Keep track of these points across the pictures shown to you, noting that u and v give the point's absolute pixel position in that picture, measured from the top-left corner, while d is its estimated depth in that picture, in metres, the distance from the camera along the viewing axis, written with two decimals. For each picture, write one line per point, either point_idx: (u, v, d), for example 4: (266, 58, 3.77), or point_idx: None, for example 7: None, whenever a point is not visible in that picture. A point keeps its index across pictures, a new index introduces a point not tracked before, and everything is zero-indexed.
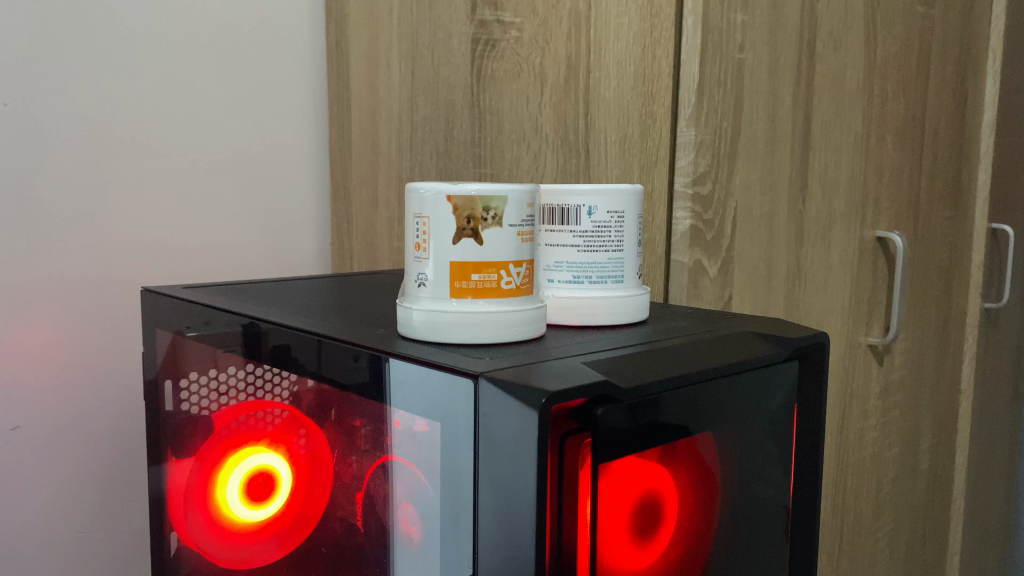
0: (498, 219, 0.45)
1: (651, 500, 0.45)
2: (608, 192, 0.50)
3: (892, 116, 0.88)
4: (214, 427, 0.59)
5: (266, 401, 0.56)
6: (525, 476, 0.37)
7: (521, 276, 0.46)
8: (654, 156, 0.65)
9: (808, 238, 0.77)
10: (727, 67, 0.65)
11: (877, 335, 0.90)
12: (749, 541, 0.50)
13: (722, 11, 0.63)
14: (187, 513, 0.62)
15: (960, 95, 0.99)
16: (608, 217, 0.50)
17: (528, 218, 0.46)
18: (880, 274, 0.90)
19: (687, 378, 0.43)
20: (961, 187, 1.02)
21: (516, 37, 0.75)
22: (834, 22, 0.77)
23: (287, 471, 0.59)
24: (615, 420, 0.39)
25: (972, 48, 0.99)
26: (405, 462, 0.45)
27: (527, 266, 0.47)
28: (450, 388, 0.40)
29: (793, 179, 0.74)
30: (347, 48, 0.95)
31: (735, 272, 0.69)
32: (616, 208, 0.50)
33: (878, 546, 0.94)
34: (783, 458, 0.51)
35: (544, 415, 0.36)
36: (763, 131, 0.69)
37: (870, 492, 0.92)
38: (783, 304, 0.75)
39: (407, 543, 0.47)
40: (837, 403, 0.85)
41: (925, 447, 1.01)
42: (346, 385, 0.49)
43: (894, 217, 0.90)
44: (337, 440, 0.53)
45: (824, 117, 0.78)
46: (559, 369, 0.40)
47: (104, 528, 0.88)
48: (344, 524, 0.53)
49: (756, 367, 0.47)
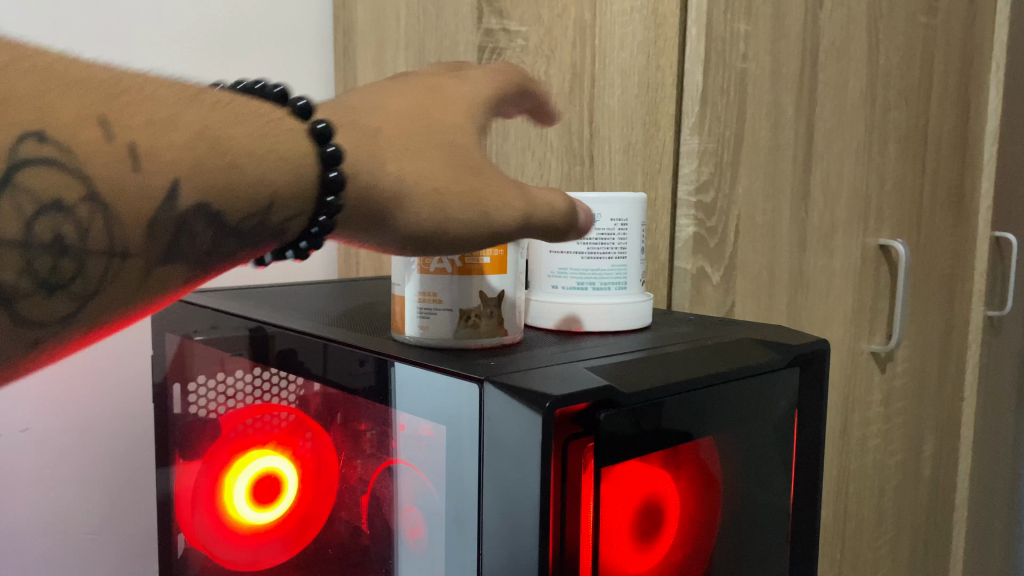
0: (463, 317, 0.48)
1: (652, 505, 0.46)
2: (613, 200, 0.51)
3: (894, 125, 0.89)
4: (221, 430, 0.60)
5: (272, 404, 0.58)
6: (529, 480, 0.37)
7: (445, 264, 0.47)
8: (657, 163, 0.66)
9: (810, 244, 0.78)
10: (730, 77, 0.66)
11: (880, 342, 0.91)
12: (754, 547, 0.50)
13: (725, 21, 0.64)
14: (194, 514, 0.62)
15: (963, 104, 0.99)
16: (612, 224, 0.51)
17: (426, 308, 0.48)
18: (882, 281, 0.90)
19: (689, 384, 0.44)
20: (964, 196, 1.02)
21: (522, 46, 0.74)
22: (837, 31, 0.77)
23: (293, 474, 0.60)
24: (617, 424, 0.40)
25: (974, 59, 1.00)
26: (410, 466, 0.46)
27: (429, 273, 0.48)
28: (457, 392, 0.41)
29: (796, 186, 0.75)
30: (354, 56, 0.95)
31: (738, 278, 0.69)
32: (620, 217, 0.51)
33: (880, 553, 0.94)
34: (784, 465, 0.51)
35: (548, 418, 0.37)
36: (765, 139, 0.70)
37: (872, 498, 0.92)
38: (786, 312, 0.76)
39: (412, 547, 0.47)
40: (839, 410, 0.86)
41: (928, 455, 1.01)
42: (353, 390, 0.49)
43: (896, 225, 0.91)
44: (342, 444, 0.55)
45: (826, 126, 0.78)
46: (562, 374, 0.41)
47: (113, 531, 0.87)
48: (350, 526, 0.55)
49: (756, 373, 0.48)
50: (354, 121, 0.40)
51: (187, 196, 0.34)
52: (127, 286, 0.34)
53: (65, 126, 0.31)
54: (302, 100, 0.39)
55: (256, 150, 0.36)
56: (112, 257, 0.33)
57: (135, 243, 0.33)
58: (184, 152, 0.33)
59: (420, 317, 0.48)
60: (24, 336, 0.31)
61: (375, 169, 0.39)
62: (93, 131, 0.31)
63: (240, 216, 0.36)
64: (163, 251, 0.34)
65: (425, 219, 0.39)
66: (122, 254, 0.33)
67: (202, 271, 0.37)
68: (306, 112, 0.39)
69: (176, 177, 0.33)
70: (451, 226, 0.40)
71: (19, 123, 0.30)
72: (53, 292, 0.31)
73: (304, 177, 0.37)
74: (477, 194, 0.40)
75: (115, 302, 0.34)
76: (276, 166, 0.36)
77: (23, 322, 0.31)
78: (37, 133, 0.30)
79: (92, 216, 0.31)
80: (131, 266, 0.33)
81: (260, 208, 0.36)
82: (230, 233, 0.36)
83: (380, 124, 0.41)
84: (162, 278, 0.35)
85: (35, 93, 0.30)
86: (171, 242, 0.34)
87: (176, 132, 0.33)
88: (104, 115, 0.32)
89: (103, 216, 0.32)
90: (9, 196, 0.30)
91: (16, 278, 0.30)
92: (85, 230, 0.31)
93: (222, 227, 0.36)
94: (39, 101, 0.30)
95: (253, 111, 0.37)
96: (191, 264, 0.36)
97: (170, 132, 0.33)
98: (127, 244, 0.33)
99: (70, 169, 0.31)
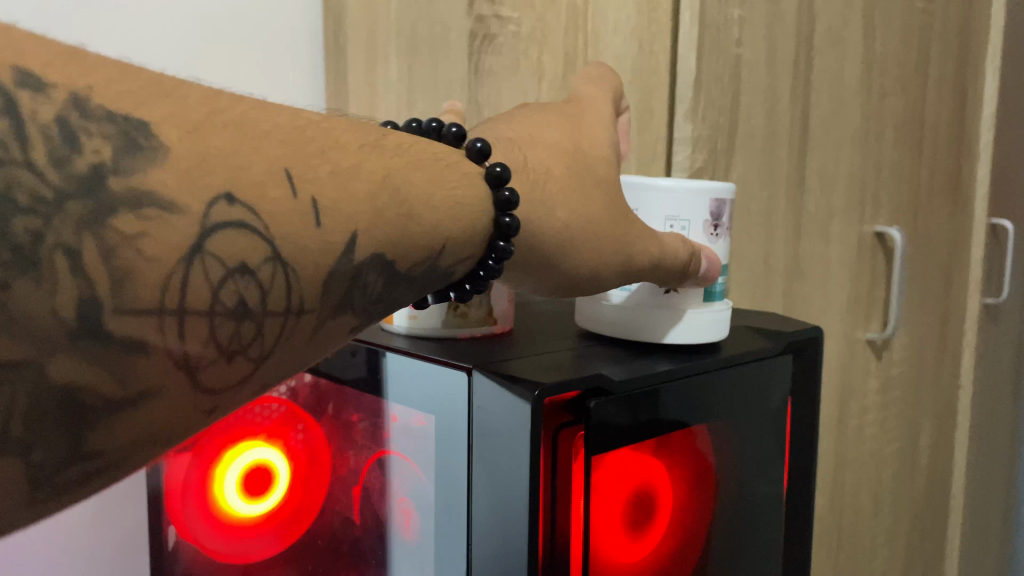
0: (452, 306, 0.47)
1: (643, 494, 0.46)
2: (669, 193, 0.47)
3: (891, 111, 0.88)
4: (211, 423, 0.59)
5: (264, 395, 0.57)
6: (520, 470, 0.36)
7: None
8: (651, 151, 0.65)
9: (807, 233, 0.77)
10: (725, 63, 0.65)
11: (876, 330, 0.90)
12: (748, 537, 0.50)
13: (720, 6, 0.63)
14: (183, 509, 0.60)
15: (960, 90, 0.99)
16: (665, 223, 0.47)
17: None
18: (879, 270, 0.90)
19: (682, 372, 0.43)
20: (961, 183, 1.02)
21: (514, 32, 0.74)
22: (832, 18, 0.77)
23: (285, 466, 0.60)
24: (609, 413, 0.39)
25: (972, 44, 0.99)
26: (403, 457, 0.46)
27: None
28: (446, 381, 0.41)
29: (792, 174, 0.74)
30: (344, 44, 0.94)
31: (733, 267, 0.69)
32: (673, 215, 0.47)
33: (877, 542, 0.94)
34: (780, 454, 0.51)
35: (537, 406, 0.36)
36: (762, 127, 0.69)
37: (869, 487, 0.92)
38: (782, 300, 0.75)
39: (403, 537, 0.47)
40: (835, 400, 0.85)
41: (924, 444, 1.01)
42: (343, 380, 0.49)
43: (892, 213, 0.91)
44: (334, 434, 0.54)
45: (822, 113, 0.78)
46: (552, 364, 0.41)
47: (101, 525, 0.85)
48: (342, 518, 0.55)
49: (750, 360, 0.48)
50: (524, 164, 0.40)
51: (362, 249, 0.31)
52: (297, 347, 0.30)
53: (253, 183, 0.28)
54: (479, 143, 0.38)
55: (435, 200, 0.35)
56: (289, 318, 0.29)
57: (310, 301, 0.29)
58: (362, 204, 0.31)
59: (410, 306, 0.47)
60: (202, 415, 0.26)
61: (543, 212, 0.39)
62: (281, 186, 0.28)
63: (411, 265, 0.34)
64: (334, 306, 0.31)
65: (581, 269, 0.40)
66: (298, 313, 0.29)
67: (363, 327, 0.33)
68: (483, 155, 0.38)
69: (356, 230, 0.31)
70: (601, 272, 0.41)
71: (208, 183, 0.26)
72: (233, 359, 0.27)
73: (478, 226, 0.37)
74: (624, 238, 0.42)
75: (284, 367, 0.29)
76: (450, 214, 0.35)
77: (204, 398, 0.26)
78: (225, 192, 0.27)
79: (274, 277, 0.28)
80: (304, 325, 0.30)
81: (431, 253, 0.35)
82: (399, 282, 0.33)
83: (548, 163, 0.41)
84: (332, 334, 0.31)
85: (223, 148, 0.27)
86: (341, 296, 0.31)
87: (360, 183, 0.31)
88: (288, 168, 0.29)
89: (284, 277, 0.28)
90: (198, 260, 0.26)
91: (202, 349, 0.26)
92: (266, 291, 0.28)
93: (390, 276, 0.33)
94: (226, 157, 0.27)
95: (433, 154, 0.37)
96: (356, 318, 0.32)
97: (352, 183, 0.31)
98: (303, 301, 0.29)
99: (257, 229, 0.27)
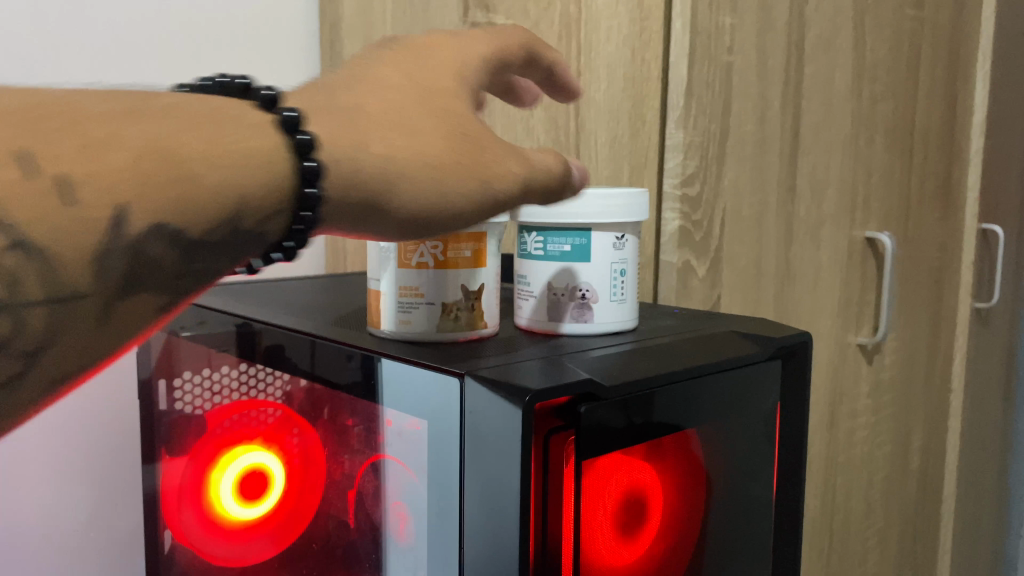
0: (445, 310, 0.48)
1: (634, 497, 0.46)
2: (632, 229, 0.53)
3: (882, 117, 0.89)
4: (207, 426, 0.60)
5: (259, 400, 0.57)
6: (510, 474, 0.37)
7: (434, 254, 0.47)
8: (643, 157, 0.66)
9: (797, 237, 0.78)
10: (715, 70, 0.65)
11: (867, 335, 0.91)
12: (739, 538, 0.50)
13: (710, 14, 0.64)
14: (180, 510, 0.62)
15: (950, 97, 1.00)
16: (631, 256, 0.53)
17: (405, 304, 0.48)
18: (869, 275, 0.90)
19: (673, 377, 0.44)
20: (952, 188, 1.03)
21: None
22: (822, 24, 0.77)
23: (280, 470, 0.60)
24: (599, 416, 0.40)
25: (961, 53, 1.00)
26: (396, 460, 0.46)
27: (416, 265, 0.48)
28: (439, 386, 0.41)
29: (782, 179, 0.75)
30: (341, 50, 0.94)
31: (724, 271, 0.70)
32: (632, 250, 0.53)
33: (868, 545, 0.95)
34: (770, 455, 0.51)
35: (528, 412, 0.37)
36: (752, 133, 0.70)
37: (860, 490, 0.92)
38: (772, 304, 0.76)
39: (398, 540, 0.47)
40: (826, 403, 0.86)
41: (915, 447, 1.02)
42: (339, 384, 0.49)
43: (883, 218, 0.91)
44: (329, 438, 0.54)
45: (813, 118, 0.78)
46: (544, 369, 0.41)
47: (101, 527, 0.82)
48: (337, 521, 0.55)
49: (740, 365, 0.48)
50: (335, 103, 0.36)
51: (138, 219, 0.29)
52: (89, 329, 0.29)
53: None
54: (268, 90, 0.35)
55: (216, 151, 0.31)
56: (56, 305, 0.28)
57: (83, 283, 0.29)
58: (125, 170, 0.29)
59: (402, 312, 0.48)
60: None
61: (360, 151, 0.35)
62: (11, 167, 0.27)
63: (203, 229, 0.31)
64: (119, 286, 0.30)
65: (422, 202, 0.37)
66: (72, 299, 0.29)
67: (173, 303, 0.32)
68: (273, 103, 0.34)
69: (119, 204, 0.29)
70: (447, 207, 0.37)
71: None
72: None
73: (277, 175, 0.33)
74: (476, 163, 0.38)
75: (83, 352, 0.30)
76: (240, 166, 0.32)
77: None
78: None
79: (19, 264, 0.27)
80: (87, 309, 0.29)
81: (226, 214, 0.31)
82: (196, 250, 0.31)
83: (360, 99, 0.37)
84: (130, 313, 0.30)
85: None
86: (125, 275, 0.30)
87: (116, 151, 0.29)
88: (25, 147, 0.28)
89: (32, 260, 0.28)
90: None
91: None
92: (14, 281, 0.28)
93: (186, 247, 0.31)
94: None
95: (214, 107, 0.33)
96: (158, 295, 0.31)
97: (108, 152, 0.29)
98: (74, 287, 0.29)
99: None
